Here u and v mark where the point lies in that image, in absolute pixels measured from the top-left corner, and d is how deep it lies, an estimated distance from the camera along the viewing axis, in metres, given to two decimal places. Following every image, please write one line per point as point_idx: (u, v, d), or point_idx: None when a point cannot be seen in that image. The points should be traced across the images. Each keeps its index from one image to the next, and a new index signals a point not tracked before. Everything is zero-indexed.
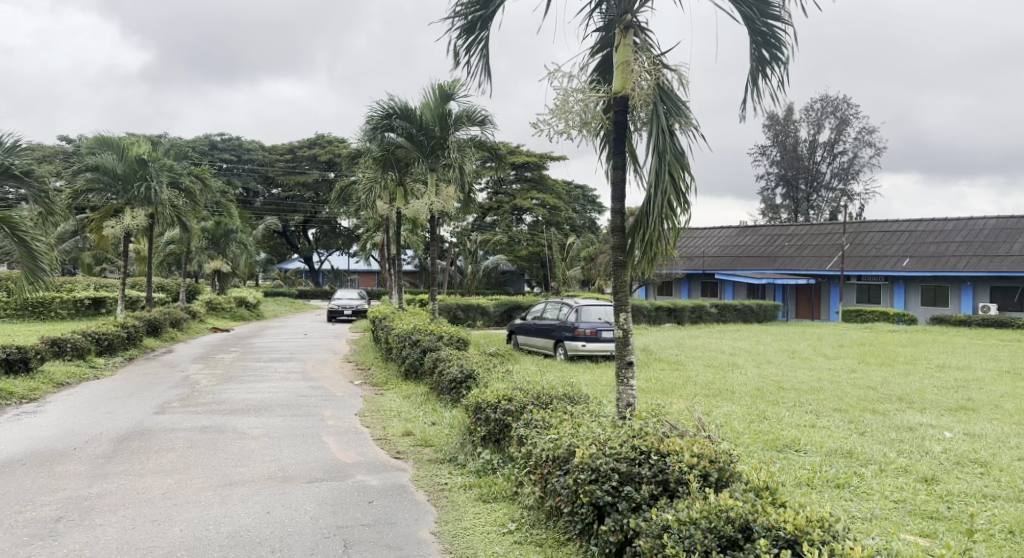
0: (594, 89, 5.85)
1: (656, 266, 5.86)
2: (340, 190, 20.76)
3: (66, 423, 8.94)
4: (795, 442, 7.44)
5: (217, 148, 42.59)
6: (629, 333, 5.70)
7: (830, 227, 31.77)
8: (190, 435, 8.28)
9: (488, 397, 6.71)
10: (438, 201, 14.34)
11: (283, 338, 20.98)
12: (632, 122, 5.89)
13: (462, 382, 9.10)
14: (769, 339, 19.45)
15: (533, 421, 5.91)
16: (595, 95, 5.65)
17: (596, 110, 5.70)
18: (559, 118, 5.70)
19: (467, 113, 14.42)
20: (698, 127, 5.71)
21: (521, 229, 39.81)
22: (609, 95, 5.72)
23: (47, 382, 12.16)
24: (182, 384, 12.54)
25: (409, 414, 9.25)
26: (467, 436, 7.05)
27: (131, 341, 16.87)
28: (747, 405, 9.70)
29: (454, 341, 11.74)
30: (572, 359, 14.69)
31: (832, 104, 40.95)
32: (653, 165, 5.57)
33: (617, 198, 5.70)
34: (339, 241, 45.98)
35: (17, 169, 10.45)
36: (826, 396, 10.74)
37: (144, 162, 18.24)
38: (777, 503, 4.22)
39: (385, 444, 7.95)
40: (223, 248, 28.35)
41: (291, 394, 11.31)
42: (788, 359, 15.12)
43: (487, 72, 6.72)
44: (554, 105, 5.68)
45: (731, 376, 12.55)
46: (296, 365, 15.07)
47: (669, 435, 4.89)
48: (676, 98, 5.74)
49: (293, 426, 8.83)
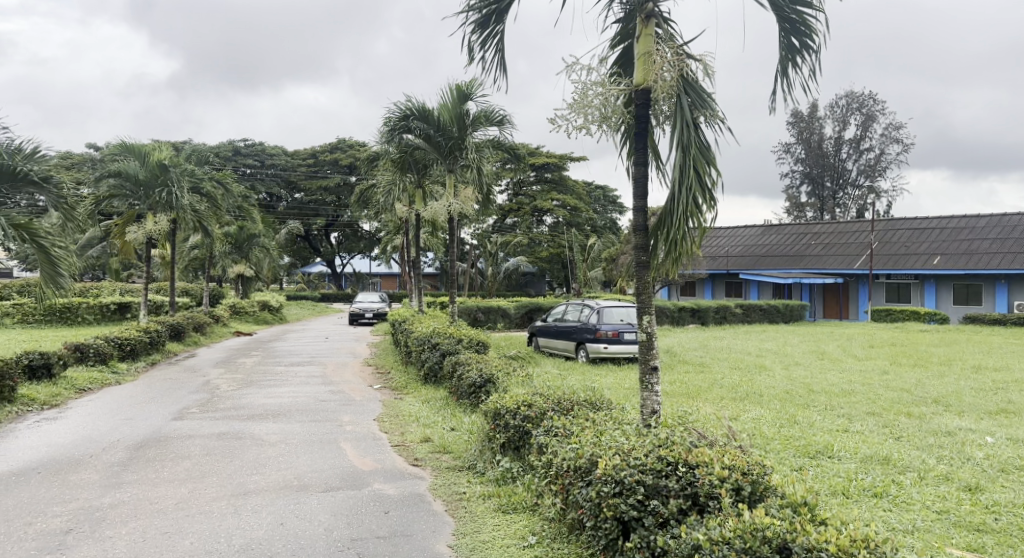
0: (614, 82, 5.61)
1: (680, 267, 5.60)
2: (361, 193, 20.68)
3: (84, 430, 8.84)
4: (828, 449, 7.20)
5: (240, 153, 42.90)
6: (652, 336, 5.45)
7: (857, 225, 31.22)
8: (207, 442, 8.13)
9: (507, 403, 6.50)
10: (456, 203, 14.14)
11: (304, 341, 20.94)
12: (654, 116, 5.64)
13: (482, 387, 8.89)
14: (796, 340, 19.05)
15: (553, 427, 5.68)
16: (615, 89, 5.41)
17: (617, 104, 5.46)
18: (578, 113, 5.45)
19: (485, 112, 14.21)
20: (724, 120, 5.45)
21: (542, 230, 39.59)
22: (631, 87, 5.47)
23: (69, 387, 12.12)
24: (202, 389, 12.44)
25: (428, 420, 9.06)
26: (486, 443, 6.85)
27: (154, 346, 16.88)
28: (777, 409, 9.41)
29: (473, 345, 11.53)
30: (594, 362, 14.45)
31: (858, 100, 40.32)
32: (677, 161, 5.32)
33: (639, 197, 5.45)
34: (361, 245, 46.03)
35: (36, 175, 10.30)
36: (859, 399, 10.41)
37: (165, 167, 18.09)
38: (816, 521, 3.97)
39: (403, 451, 7.76)
40: (245, 252, 28.39)
41: (310, 399, 11.17)
42: (816, 361, 14.76)
43: (502, 68, 6.50)
44: (572, 99, 5.44)
45: (758, 379, 12.28)
46: (316, 369, 14.95)
47: (697, 446, 4.65)
48: (701, 90, 5.48)
49: (311, 432, 8.68)
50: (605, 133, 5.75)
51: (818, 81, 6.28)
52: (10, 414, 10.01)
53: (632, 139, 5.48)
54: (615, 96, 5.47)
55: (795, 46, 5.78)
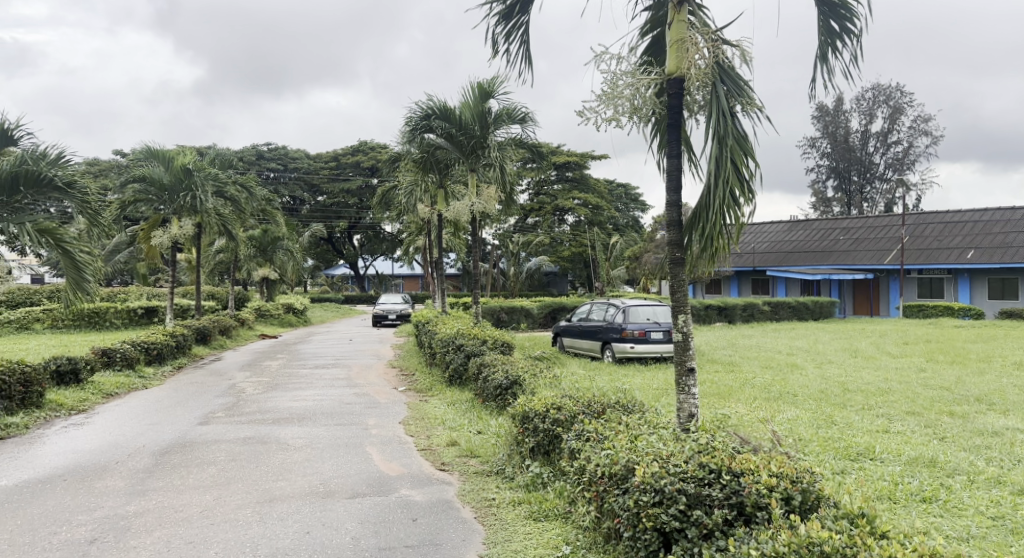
0: (645, 71, 5.40)
1: (716, 263, 5.37)
2: (382, 195, 20.59)
3: (110, 436, 8.76)
4: (870, 450, 6.98)
5: (264, 157, 43.20)
6: (689, 336, 5.24)
7: (887, 220, 30.67)
8: (233, 447, 8.02)
9: (536, 406, 6.31)
10: (479, 202, 13.97)
11: (329, 343, 20.90)
12: (687, 107, 5.42)
13: (508, 389, 8.70)
14: (827, 337, 18.67)
15: (585, 431, 5.48)
16: (647, 78, 5.20)
17: (648, 94, 5.25)
18: (608, 103, 5.25)
19: (507, 110, 14.03)
20: (762, 108, 5.22)
21: (564, 229, 39.34)
22: (663, 77, 5.26)
23: (96, 392, 12.11)
24: (228, 392, 12.38)
25: (454, 422, 8.91)
26: (514, 447, 6.68)
27: (181, 349, 16.89)
28: (813, 410, 9.18)
29: (498, 346, 11.35)
30: (620, 362, 14.21)
31: (884, 93, 39.68)
32: (713, 153, 5.10)
33: (674, 192, 5.23)
34: (383, 246, 46.05)
35: (61, 180, 10.23)
36: (897, 398, 10.13)
37: (189, 171, 18.14)
38: (877, 534, 3.74)
39: (430, 455, 7.59)
40: (270, 255, 28.46)
41: (335, 402, 11.06)
42: (849, 359, 14.43)
43: (528, 62, 6.31)
44: (603, 89, 5.23)
45: (791, 377, 12.02)
46: (341, 371, 14.87)
47: (741, 452, 4.44)
48: (737, 77, 5.25)
49: (336, 435, 8.54)
50: (636, 125, 5.54)
51: (859, 67, 6.02)
52: (38, 419, 9.97)
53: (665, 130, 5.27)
54: (647, 85, 5.27)
55: (835, 30, 5.53)
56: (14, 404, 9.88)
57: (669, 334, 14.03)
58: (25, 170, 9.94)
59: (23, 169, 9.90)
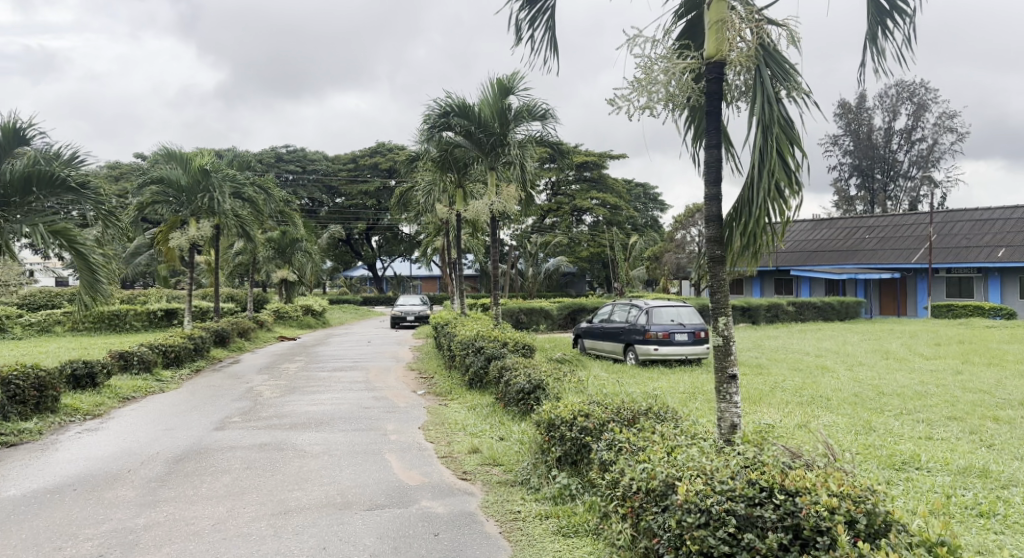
0: (681, 56, 5.10)
1: (759, 261, 5.04)
2: (400, 196, 20.33)
3: (124, 442, 8.53)
4: (916, 459, 6.60)
5: (282, 159, 43.27)
6: (730, 339, 4.92)
7: (914, 218, 30.05)
8: (248, 454, 7.75)
9: (563, 413, 6.00)
10: (498, 201, 13.64)
11: (346, 345, 20.67)
12: (726, 92, 5.10)
13: (530, 393, 8.40)
14: (856, 339, 18.19)
15: (617, 440, 5.16)
16: (683, 62, 4.89)
17: (684, 80, 4.94)
18: (642, 90, 4.95)
19: (527, 107, 13.72)
20: (810, 93, 4.87)
21: (582, 230, 38.97)
22: (700, 62, 4.95)
23: (112, 396, 11.89)
24: (246, 396, 12.13)
25: (475, 428, 8.61)
26: (541, 456, 6.36)
27: (199, 352, 16.71)
28: (849, 415, 8.82)
29: (519, 348, 11.06)
30: (643, 364, 13.86)
31: (908, 89, 38.95)
32: (757, 142, 4.77)
33: (713, 185, 4.92)
34: (401, 248, 45.88)
35: (74, 181, 10.03)
36: (936, 402, 9.71)
37: (206, 172, 17.99)
38: None
39: (451, 463, 7.30)
40: (289, 257, 28.20)
41: (353, 406, 10.78)
42: (881, 361, 13.99)
43: (553, 50, 5.95)
44: (637, 76, 4.93)
45: (823, 381, 11.60)
46: (359, 374, 14.61)
47: (794, 467, 4.12)
48: (782, 60, 4.91)
49: (354, 441, 8.27)
50: (672, 113, 5.23)
51: (911, 48, 5.64)
52: (52, 424, 9.76)
53: (703, 120, 4.96)
54: (684, 71, 4.95)
55: (885, 8, 5.16)
56: (27, 410, 9.68)
57: (694, 336, 13.72)
58: (38, 170, 9.73)
59: (36, 170, 9.70)
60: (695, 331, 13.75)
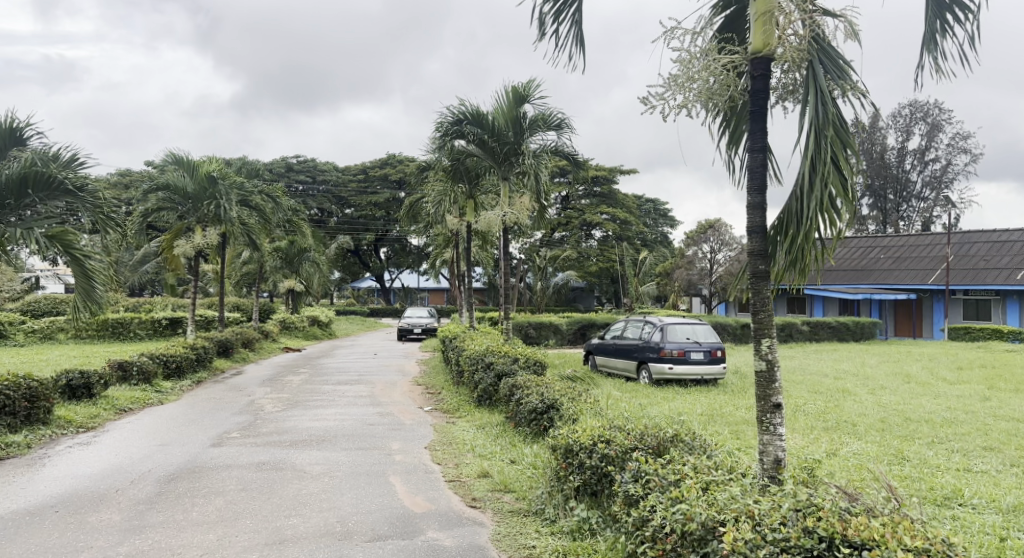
0: (722, 50, 4.71)
1: (806, 278, 4.62)
2: (409, 207, 19.94)
3: (115, 458, 8.12)
4: (960, 494, 6.12)
5: (293, 170, 43.05)
6: (775, 365, 4.49)
7: (930, 239, 29.48)
8: (245, 474, 7.31)
9: (581, 439, 5.57)
10: (511, 212, 13.22)
11: (352, 358, 20.25)
12: (774, 92, 4.71)
13: (544, 413, 7.95)
14: (875, 360, 17.66)
15: (644, 471, 4.73)
16: (725, 57, 4.50)
17: (728, 78, 4.55)
18: (680, 87, 4.58)
19: (543, 116, 13.30)
20: (867, 91, 4.45)
21: (591, 245, 38.55)
22: (745, 58, 4.57)
23: (108, 408, 11.48)
24: (246, 410, 11.69)
25: (485, 449, 8.17)
26: (555, 484, 5.89)
27: (201, 362, 16.29)
28: (878, 443, 8.33)
29: (531, 365, 10.64)
30: (657, 384, 13.38)
31: (922, 109, 38.40)
32: (808, 147, 4.37)
33: (758, 193, 4.54)
34: (409, 260, 45.53)
35: (71, 184, 9.68)
36: (969, 430, 9.21)
37: (213, 180, 17.63)
38: None
39: (459, 488, 6.85)
40: (296, 267, 27.82)
41: (357, 422, 10.33)
42: (904, 385, 13.46)
43: (579, 44, 5.54)
44: (676, 72, 4.56)
45: (846, 405, 11.09)
46: (364, 388, 14.18)
47: (855, 514, 3.72)
48: (835, 55, 4.51)
49: (356, 462, 7.81)
50: (712, 112, 4.84)
51: (974, 48, 5.20)
52: (43, 437, 9.35)
53: (748, 120, 4.58)
54: (728, 66, 4.58)
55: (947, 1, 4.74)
56: (17, 422, 9.26)
57: (710, 354, 13.23)
58: (34, 172, 9.37)
59: (32, 171, 9.34)
60: (712, 350, 13.26)
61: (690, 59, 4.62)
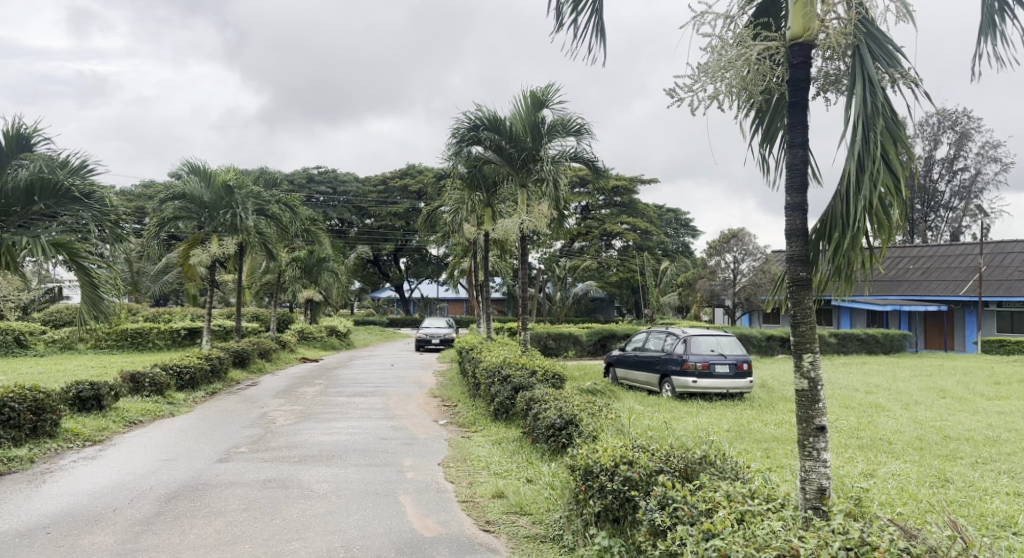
0: (759, 36, 4.38)
1: (853, 288, 4.26)
2: (427, 217, 19.64)
3: (117, 474, 7.81)
4: (1013, 522, 5.66)
5: (314, 180, 42.96)
6: (818, 383, 4.13)
7: (961, 249, 28.74)
8: (249, 493, 6.99)
9: (602, 460, 5.19)
10: (528, 220, 12.87)
11: (369, 369, 19.96)
12: (817, 83, 4.39)
13: (562, 429, 7.54)
14: (907, 374, 17.07)
15: (671, 497, 4.35)
16: (764, 43, 4.17)
17: (766, 65, 4.23)
18: (714, 76, 4.26)
19: (562, 121, 12.94)
20: (919, 77, 4.10)
21: (611, 254, 38.04)
22: (785, 44, 4.25)
23: (118, 420, 11.20)
24: (257, 423, 11.38)
25: (501, 467, 7.78)
26: (574, 507, 5.51)
27: (216, 374, 16.02)
28: (919, 463, 7.87)
29: (549, 378, 10.25)
30: (681, 397, 12.93)
31: (950, 118, 37.58)
32: (854, 140, 4.03)
33: (798, 192, 4.20)
34: (429, 270, 45.32)
35: (79, 191, 9.38)
36: (1013, 450, 8.71)
37: (229, 189, 17.45)
38: None
39: (472, 509, 6.49)
40: (315, 277, 27.22)
41: (370, 437, 9.99)
42: (940, 400, 12.93)
43: (600, 35, 5.17)
44: (710, 59, 4.23)
45: (880, 421, 10.61)
46: (379, 400, 13.86)
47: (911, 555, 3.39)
48: (884, 40, 4.17)
49: (366, 480, 7.47)
50: (748, 104, 4.51)
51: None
52: (48, 451, 9.07)
53: (787, 111, 4.25)
54: (765, 53, 4.27)
55: None
56: (22, 435, 8.98)
57: (735, 368, 12.76)
58: (41, 179, 9.08)
59: (39, 178, 9.06)
60: (737, 363, 12.80)
61: (723, 46, 4.30)
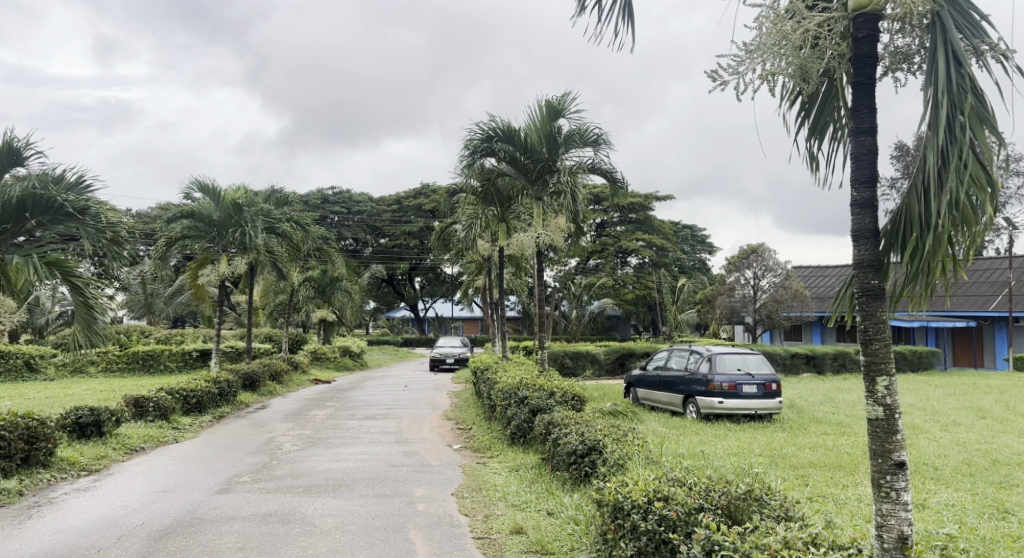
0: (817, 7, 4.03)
1: (932, 299, 3.83)
2: (440, 234, 19.14)
3: (109, 508, 7.30)
4: None
5: (328, 201, 42.66)
6: (895, 411, 3.70)
7: (989, 263, 27.84)
8: (246, 529, 6.45)
9: (634, 495, 4.61)
10: (545, 234, 12.32)
11: (382, 389, 19.43)
12: (884, 60, 4.04)
13: (585, 456, 6.95)
14: (942, 393, 16.29)
15: (719, 543, 3.86)
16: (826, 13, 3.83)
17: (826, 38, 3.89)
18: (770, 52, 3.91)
19: (579, 130, 12.41)
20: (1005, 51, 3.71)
21: (627, 272, 37.45)
22: (850, 15, 3.91)
23: (117, 448, 10.70)
24: (262, 449, 10.85)
25: (519, 498, 7.19)
26: (601, 547, 4.93)
27: (224, 397, 15.49)
28: (974, 492, 7.20)
29: (568, 399, 9.68)
30: (706, 419, 12.27)
31: None
32: (934, 123, 3.63)
33: (868, 185, 3.82)
34: (443, 289, 44.86)
35: (73, 207, 8.89)
36: None
37: (238, 207, 17.00)
38: None
39: (488, 547, 5.93)
40: (328, 296, 26.77)
41: (380, 463, 9.45)
42: (981, 421, 12.19)
43: (628, 15, 4.66)
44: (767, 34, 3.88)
45: (922, 444, 9.93)
46: (390, 424, 13.29)
47: None
48: (966, 9, 3.77)
49: (375, 513, 6.91)
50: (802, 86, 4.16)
51: None
52: (40, 483, 8.57)
53: (852, 92, 3.90)
54: (824, 27, 3.95)
55: None
56: (12, 466, 8.47)
57: (764, 388, 12.12)
58: (33, 196, 8.65)
59: (31, 195, 8.62)
60: (766, 383, 12.15)
61: (779, 18, 3.96)
